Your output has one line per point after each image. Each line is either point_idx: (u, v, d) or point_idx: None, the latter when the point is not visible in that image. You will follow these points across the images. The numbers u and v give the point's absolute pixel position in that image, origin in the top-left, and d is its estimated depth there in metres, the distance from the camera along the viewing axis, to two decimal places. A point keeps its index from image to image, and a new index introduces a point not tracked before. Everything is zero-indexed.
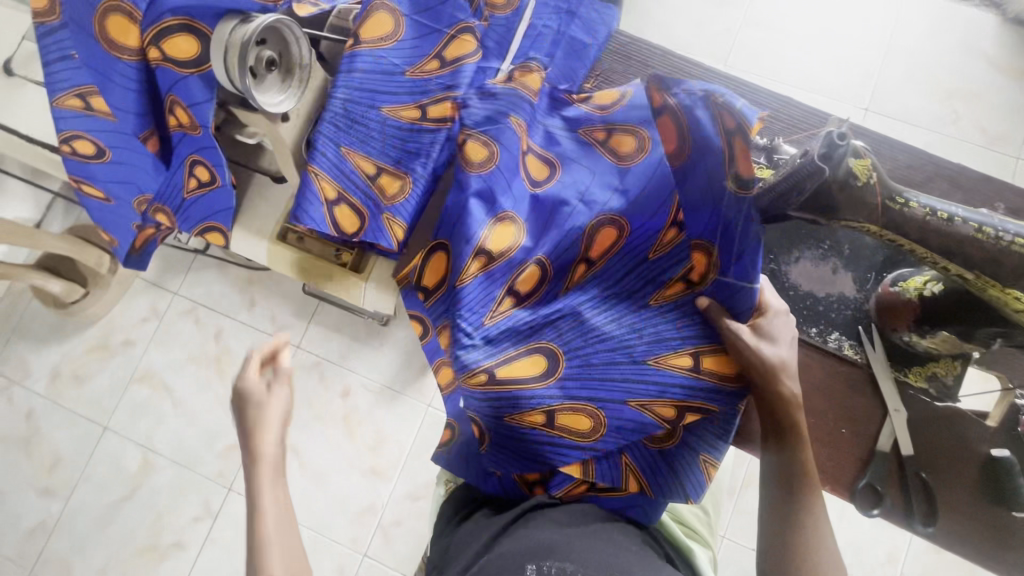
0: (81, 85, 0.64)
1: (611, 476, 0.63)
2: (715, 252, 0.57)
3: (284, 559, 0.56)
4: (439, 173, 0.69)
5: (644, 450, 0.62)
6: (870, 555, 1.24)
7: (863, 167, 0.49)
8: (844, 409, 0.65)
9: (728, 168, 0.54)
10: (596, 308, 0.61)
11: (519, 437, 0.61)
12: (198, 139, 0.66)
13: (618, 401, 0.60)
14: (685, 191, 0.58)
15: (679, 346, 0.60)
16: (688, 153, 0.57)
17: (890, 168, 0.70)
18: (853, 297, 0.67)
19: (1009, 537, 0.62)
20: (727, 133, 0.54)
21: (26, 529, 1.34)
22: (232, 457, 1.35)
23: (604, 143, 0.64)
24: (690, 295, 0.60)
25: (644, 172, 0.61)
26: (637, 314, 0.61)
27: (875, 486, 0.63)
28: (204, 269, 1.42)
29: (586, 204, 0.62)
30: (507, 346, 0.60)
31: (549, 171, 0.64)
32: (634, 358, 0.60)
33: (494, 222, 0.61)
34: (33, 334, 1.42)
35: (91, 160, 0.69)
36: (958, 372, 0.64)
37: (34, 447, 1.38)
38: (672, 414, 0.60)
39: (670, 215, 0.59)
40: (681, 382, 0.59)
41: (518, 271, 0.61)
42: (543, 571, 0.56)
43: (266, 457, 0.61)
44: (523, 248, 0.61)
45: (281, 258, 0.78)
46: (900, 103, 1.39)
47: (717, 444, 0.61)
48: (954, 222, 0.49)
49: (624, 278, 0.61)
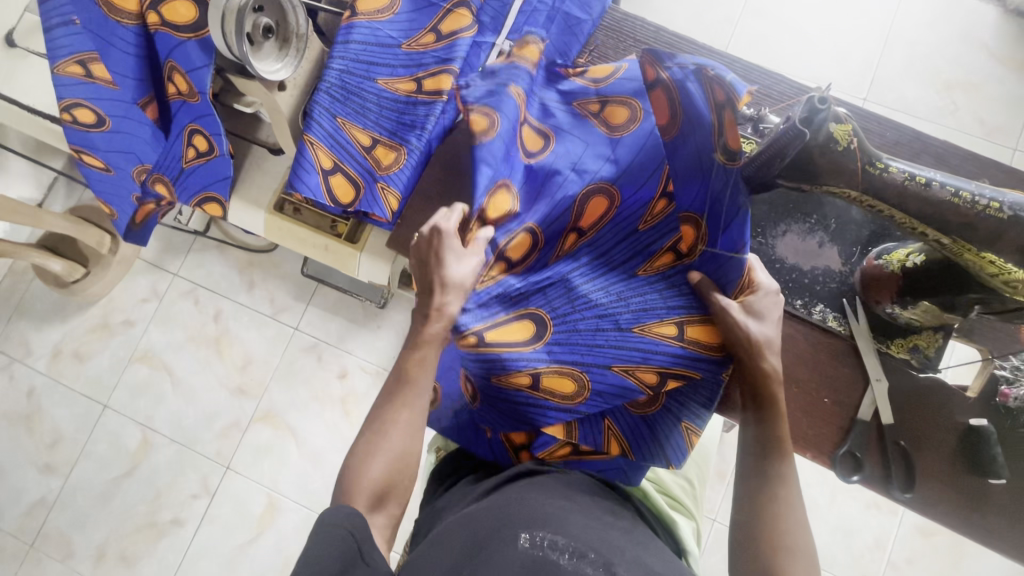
0: (81, 51, 0.65)
1: (594, 440, 0.65)
2: (704, 224, 0.58)
3: (403, 437, 0.58)
4: (433, 146, 0.70)
5: (626, 413, 0.64)
6: (858, 540, 1.26)
7: (843, 132, 0.50)
8: (826, 379, 0.67)
9: (718, 141, 0.54)
10: (585, 277, 0.63)
11: (508, 398, 0.64)
12: (197, 107, 0.67)
13: (602, 365, 0.61)
14: (676, 159, 0.58)
15: (665, 314, 0.61)
16: (681, 126, 0.56)
17: (878, 144, 0.71)
18: (838, 270, 0.68)
19: (984, 506, 0.63)
20: (717, 106, 0.53)
21: (27, 504, 1.37)
22: (230, 437, 1.37)
23: (597, 112, 0.63)
24: (680, 264, 0.62)
25: (637, 142, 0.61)
26: (625, 283, 0.62)
27: (856, 453, 0.64)
28: (203, 250, 1.43)
29: (579, 173, 0.63)
30: (499, 310, 0.62)
31: (544, 142, 0.64)
32: (621, 326, 0.62)
33: (490, 189, 0.61)
34: (35, 313, 1.43)
35: (92, 130, 0.69)
36: (940, 345, 0.66)
37: (35, 423, 1.40)
38: (655, 377, 0.61)
39: (658, 186, 0.60)
40: (666, 350, 0.61)
41: (508, 237, 0.63)
42: (535, 540, 0.51)
43: (446, 315, 0.58)
44: (515, 215, 0.62)
45: (278, 230, 0.79)
46: (898, 93, 1.40)
47: (697, 409, 0.63)
48: (932, 187, 0.51)
49: (613, 249, 0.63)
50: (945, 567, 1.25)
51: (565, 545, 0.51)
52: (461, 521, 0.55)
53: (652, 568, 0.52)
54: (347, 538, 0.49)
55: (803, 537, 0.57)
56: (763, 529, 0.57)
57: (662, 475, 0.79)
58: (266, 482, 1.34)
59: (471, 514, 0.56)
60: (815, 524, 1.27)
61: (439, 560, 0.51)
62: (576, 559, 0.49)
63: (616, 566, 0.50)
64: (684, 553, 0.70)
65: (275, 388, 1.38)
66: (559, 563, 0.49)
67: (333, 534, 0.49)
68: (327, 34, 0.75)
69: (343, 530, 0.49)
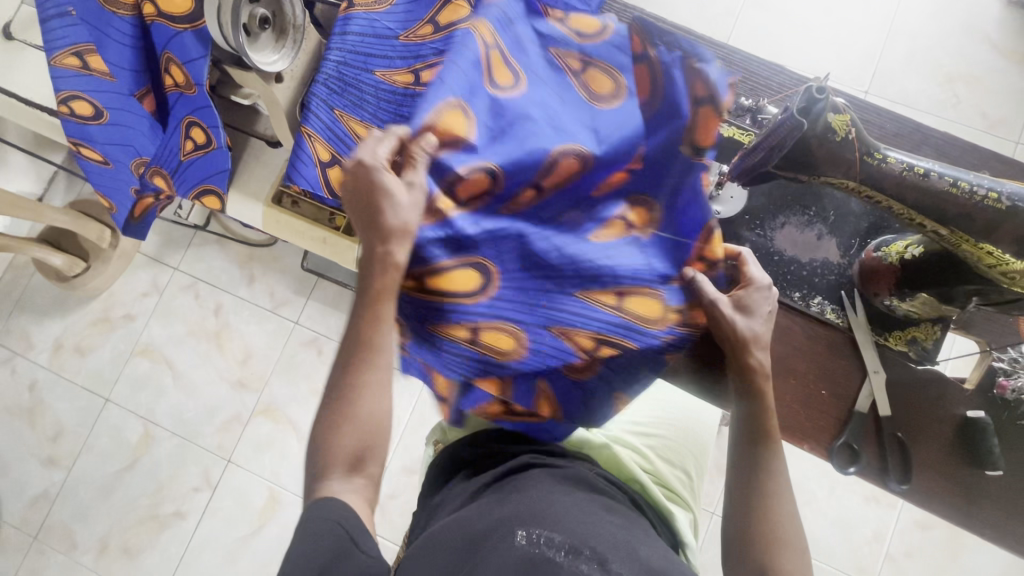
0: (78, 42, 0.64)
1: (527, 399, 0.60)
2: (655, 207, 0.59)
3: (371, 399, 0.54)
4: None
5: (561, 376, 0.59)
6: (856, 533, 1.27)
7: (842, 123, 0.50)
8: (824, 372, 0.67)
9: (688, 135, 0.58)
10: (536, 235, 0.58)
11: (439, 348, 0.58)
12: (194, 99, 0.67)
13: (540, 325, 0.58)
14: (649, 138, 0.58)
15: (611, 280, 0.58)
16: (659, 101, 0.58)
17: (877, 136, 0.70)
18: (837, 263, 0.68)
19: (980, 497, 0.64)
20: (696, 100, 0.58)
21: (30, 497, 1.37)
22: (231, 430, 1.37)
23: (578, 71, 0.61)
24: (634, 234, 0.59)
25: (613, 113, 0.59)
26: (575, 248, 0.58)
27: (853, 445, 0.64)
28: (203, 244, 1.43)
29: (554, 129, 0.59)
30: (440, 254, 0.57)
31: (513, 79, 0.61)
32: (566, 290, 0.58)
33: (438, 110, 0.59)
34: (36, 307, 1.44)
35: (89, 122, 0.69)
36: (938, 337, 0.65)
37: (37, 417, 1.40)
38: (591, 343, 0.58)
39: (626, 158, 0.59)
40: (604, 316, 0.58)
41: (466, 172, 0.58)
42: (531, 538, 0.51)
43: (396, 266, 0.55)
44: (467, 146, 0.58)
45: (275, 222, 0.79)
46: (900, 86, 1.39)
47: (636, 387, 0.61)
48: (930, 177, 0.51)
49: (563, 215, 0.59)
50: (943, 559, 1.25)
51: (561, 542, 0.50)
52: (456, 522, 0.55)
53: (649, 564, 0.51)
54: (342, 535, 0.48)
55: (791, 530, 0.59)
56: (756, 530, 0.59)
57: (659, 466, 0.80)
58: (267, 474, 1.35)
59: (466, 514, 0.56)
60: (813, 517, 1.27)
61: (436, 563, 0.51)
62: (572, 555, 0.49)
63: (611, 563, 0.49)
64: (681, 544, 0.70)
65: (275, 381, 1.39)
66: (555, 560, 0.48)
67: (325, 528, 0.48)
68: (324, 26, 0.74)
69: (338, 525, 0.49)
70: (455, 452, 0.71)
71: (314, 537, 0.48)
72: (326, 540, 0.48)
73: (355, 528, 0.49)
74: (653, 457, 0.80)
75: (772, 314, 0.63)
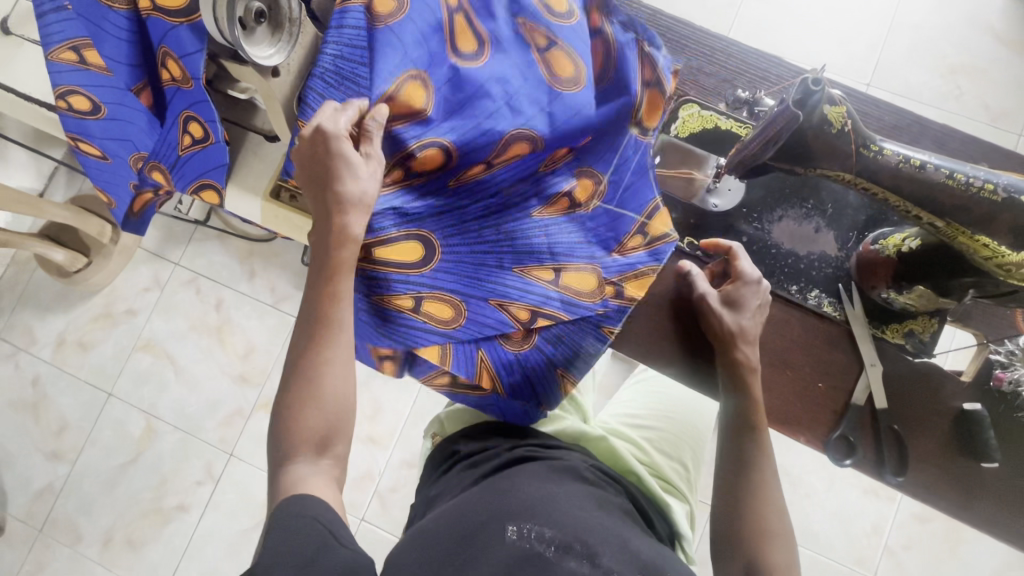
0: (72, 37, 0.64)
1: (467, 370, 0.63)
2: (601, 183, 0.65)
3: (339, 379, 0.54)
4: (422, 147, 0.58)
5: (501, 349, 0.64)
6: (855, 526, 1.27)
7: (838, 114, 0.50)
8: (821, 364, 0.67)
9: (636, 113, 0.64)
10: (483, 210, 0.63)
11: (385, 320, 0.61)
12: (192, 93, 0.67)
13: (481, 298, 0.62)
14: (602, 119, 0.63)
15: (547, 257, 0.63)
16: (609, 79, 0.63)
17: (875, 129, 0.70)
18: (834, 256, 0.68)
19: (977, 490, 0.64)
20: (646, 82, 0.63)
21: (35, 490, 1.39)
22: (233, 424, 1.38)
23: (543, 48, 0.62)
24: (571, 212, 0.65)
25: (572, 96, 0.61)
26: (518, 223, 0.63)
27: (849, 437, 0.65)
28: (204, 239, 1.44)
29: (511, 109, 0.59)
30: (389, 226, 0.59)
31: (479, 48, 0.60)
32: (504, 265, 0.63)
33: (405, 79, 0.56)
34: (39, 302, 1.45)
35: (87, 117, 0.69)
36: (935, 329, 0.65)
37: (40, 411, 1.41)
38: (528, 316, 0.62)
39: (571, 141, 0.63)
40: (541, 289, 0.62)
41: (418, 147, 0.58)
42: (522, 532, 0.51)
43: (354, 239, 0.54)
44: (428, 121, 0.58)
45: (275, 217, 0.80)
46: (902, 78, 1.38)
47: (574, 362, 0.66)
48: (927, 169, 0.51)
49: (507, 191, 0.63)
50: (942, 552, 1.26)
51: (552, 537, 0.51)
52: (449, 511, 0.56)
53: (641, 559, 0.52)
54: (321, 530, 0.49)
55: (779, 524, 0.61)
56: (744, 524, 0.61)
57: (655, 458, 0.80)
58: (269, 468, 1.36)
59: (460, 503, 0.57)
60: (812, 510, 1.28)
61: (429, 551, 0.51)
62: (562, 550, 0.50)
63: (601, 558, 0.50)
64: (677, 536, 0.71)
65: (276, 376, 1.39)
66: (545, 555, 0.49)
67: (303, 525, 0.48)
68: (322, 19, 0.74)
69: (317, 520, 0.49)
70: (453, 444, 0.72)
71: (294, 535, 0.48)
72: (304, 536, 0.48)
73: (335, 523, 0.50)
74: (649, 448, 0.81)
75: (763, 308, 0.66)
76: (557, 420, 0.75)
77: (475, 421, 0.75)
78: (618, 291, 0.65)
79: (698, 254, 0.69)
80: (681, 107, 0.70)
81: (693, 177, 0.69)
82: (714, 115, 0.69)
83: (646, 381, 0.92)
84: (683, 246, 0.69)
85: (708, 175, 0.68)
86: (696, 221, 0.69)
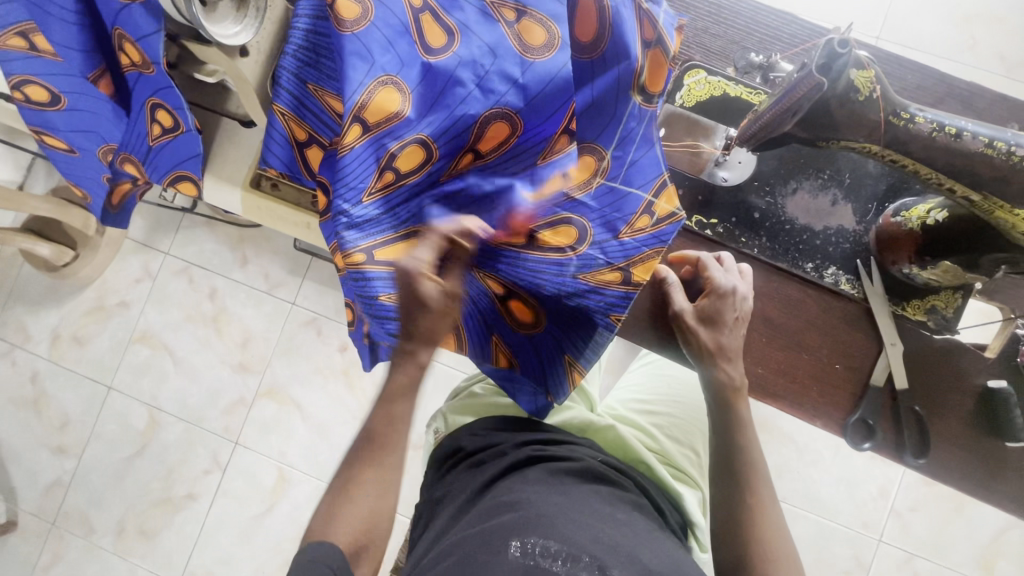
0: (18, 21, 0.56)
1: (480, 353, 0.64)
2: (603, 158, 0.60)
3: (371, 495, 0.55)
4: (403, 144, 0.52)
5: (512, 332, 0.62)
6: (862, 490, 1.27)
7: (865, 79, 0.47)
8: (840, 346, 0.64)
9: (637, 81, 0.57)
10: (481, 201, 0.57)
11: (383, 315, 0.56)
12: (154, 79, 0.60)
13: (477, 286, 0.60)
14: (597, 91, 0.57)
15: (549, 250, 0.59)
16: (603, 49, 0.56)
17: (899, 90, 0.65)
18: (852, 229, 0.64)
19: (1001, 467, 0.62)
20: (645, 43, 0.57)
21: (44, 485, 1.38)
22: (237, 413, 1.37)
23: (512, 22, 0.54)
24: (565, 199, 0.59)
25: (552, 68, 0.54)
26: (514, 214, 0.57)
27: (868, 421, 0.63)
28: (193, 227, 1.39)
29: (483, 91, 0.53)
30: (389, 226, 0.54)
31: (448, 40, 0.53)
32: (501, 257, 0.58)
33: (375, 85, 0.50)
34: (29, 298, 1.41)
35: (46, 109, 0.64)
36: (959, 305, 0.62)
37: (42, 407, 1.40)
38: (505, 289, 0.60)
39: (558, 122, 0.56)
40: (552, 270, 0.59)
41: (398, 147, 0.52)
42: (527, 548, 0.49)
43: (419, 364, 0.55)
44: (407, 119, 0.51)
45: (256, 208, 0.75)
46: (913, 28, 1.30)
47: (584, 349, 0.63)
48: (963, 138, 0.47)
49: (501, 178, 0.57)
50: (948, 511, 1.26)
51: (557, 551, 0.49)
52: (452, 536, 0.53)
53: (649, 567, 0.50)
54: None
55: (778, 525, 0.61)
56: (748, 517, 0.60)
57: (665, 444, 0.78)
58: (275, 454, 1.35)
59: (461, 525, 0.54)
60: (819, 476, 1.27)
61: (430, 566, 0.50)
62: (569, 564, 0.49)
63: (610, 569, 0.49)
64: (689, 526, 0.69)
65: (277, 362, 1.37)
66: (551, 571, 0.48)
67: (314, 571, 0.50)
68: None
69: (322, 564, 0.51)
70: (458, 441, 0.71)
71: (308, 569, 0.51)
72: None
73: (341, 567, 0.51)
74: (660, 436, 0.78)
75: (744, 319, 0.63)
76: (565, 411, 0.74)
77: (479, 418, 0.74)
78: (625, 275, 0.62)
79: (707, 233, 0.65)
80: (686, 74, 0.64)
81: (697, 150, 0.64)
82: (723, 81, 0.64)
83: (653, 364, 0.90)
84: (692, 225, 0.65)
85: (715, 148, 0.64)
86: (704, 197, 0.65)
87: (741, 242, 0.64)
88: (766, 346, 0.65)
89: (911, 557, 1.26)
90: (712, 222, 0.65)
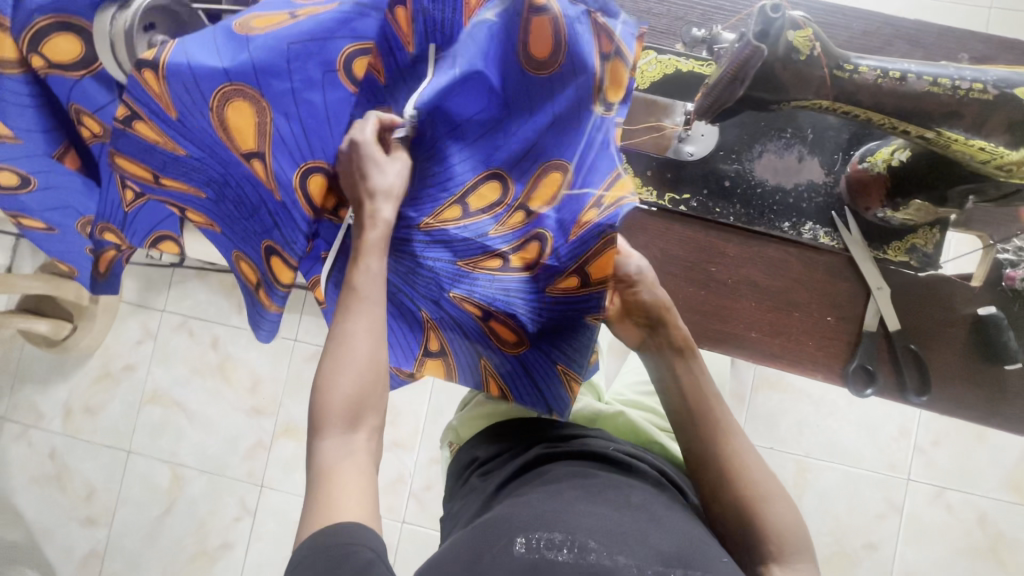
0: None
1: (472, 380, 0.65)
2: (568, 170, 0.60)
3: (369, 339, 0.53)
4: (148, 114, 0.51)
5: (501, 354, 0.64)
6: (884, 434, 1.28)
7: (804, 39, 0.48)
8: (829, 298, 0.65)
9: (597, 94, 0.58)
10: (454, 227, 0.61)
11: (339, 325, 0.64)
12: (181, 172, 0.56)
13: (456, 308, 0.62)
14: (185, 41, 0.50)
15: (507, 271, 0.61)
16: (560, 64, 0.57)
17: (845, 40, 0.65)
18: (823, 182, 0.65)
19: (1006, 391, 0.63)
20: (602, 56, 0.57)
21: (80, 557, 1.39)
22: (257, 456, 1.37)
23: (22, 25, 0.51)
24: (532, 220, 0.61)
25: (523, 86, 0.59)
26: (482, 239, 0.61)
27: (867, 366, 0.64)
28: (186, 281, 1.40)
29: (451, 128, 0.60)
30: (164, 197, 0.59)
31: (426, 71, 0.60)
32: (473, 278, 0.61)
33: (140, 71, 0.48)
34: (37, 377, 1.43)
35: (19, 192, 0.62)
36: (937, 240, 0.64)
37: (66, 481, 1.41)
38: (482, 312, 0.61)
39: (161, 101, 0.50)
40: (520, 288, 0.60)
41: (142, 114, 0.51)
42: (533, 544, 0.48)
43: (383, 221, 0.54)
44: (141, 92, 0.49)
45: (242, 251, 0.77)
46: None
47: (573, 355, 0.60)
48: (908, 80, 0.49)
49: (470, 204, 0.62)
50: (970, 440, 1.27)
51: (563, 540, 0.49)
52: (464, 537, 0.52)
53: (661, 550, 0.49)
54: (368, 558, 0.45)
55: None
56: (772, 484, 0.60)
57: None
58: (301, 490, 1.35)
59: (473, 528, 0.53)
60: (839, 426, 1.28)
61: (441, 565, 0.50)
62: (576, 552, 0.48)
63: (619, 555, 0.48)
64: None
65: (289, 401, 1.37)
66: (558, 562, 0.47)
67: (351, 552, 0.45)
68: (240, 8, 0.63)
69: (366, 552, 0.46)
70: (472, 451, 0.72)
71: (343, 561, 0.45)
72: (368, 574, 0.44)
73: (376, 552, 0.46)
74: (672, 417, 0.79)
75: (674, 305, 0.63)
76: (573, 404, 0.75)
77: (491, 425, 0.74)
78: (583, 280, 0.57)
79: (682, 210, 0.66)
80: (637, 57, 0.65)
81: (660, 130, 0.65)
82: (673, 58, 0.65)
83: None
84: (665, 203, 0.66)
85: (677, 124, 0.64)
86: (673, 173, 0.65)
87: (715, 212, 0.65)
88: (756, 310, 0.66)
89: (942, 491, 1.26)
90: (685, 198, 0.66)
